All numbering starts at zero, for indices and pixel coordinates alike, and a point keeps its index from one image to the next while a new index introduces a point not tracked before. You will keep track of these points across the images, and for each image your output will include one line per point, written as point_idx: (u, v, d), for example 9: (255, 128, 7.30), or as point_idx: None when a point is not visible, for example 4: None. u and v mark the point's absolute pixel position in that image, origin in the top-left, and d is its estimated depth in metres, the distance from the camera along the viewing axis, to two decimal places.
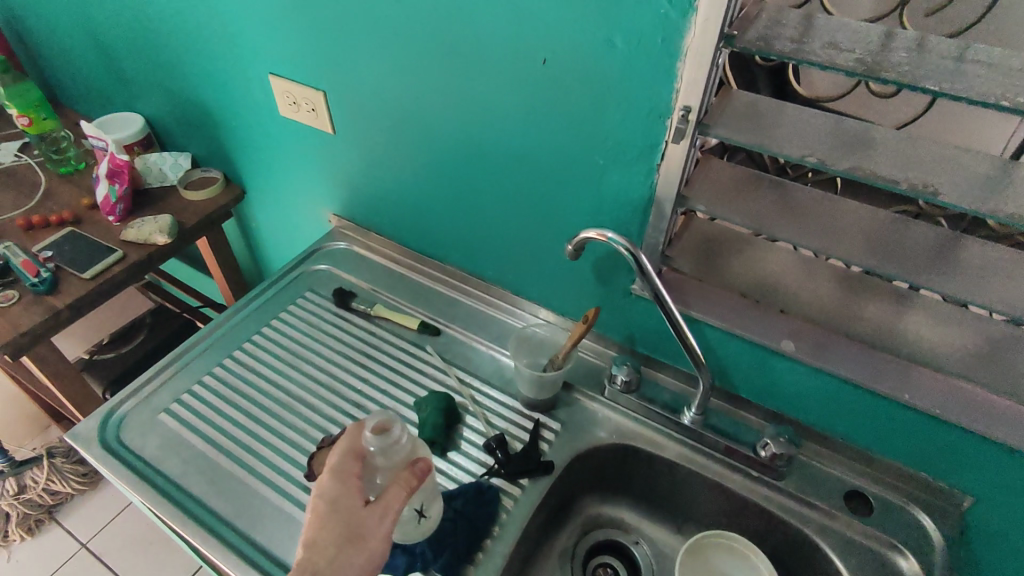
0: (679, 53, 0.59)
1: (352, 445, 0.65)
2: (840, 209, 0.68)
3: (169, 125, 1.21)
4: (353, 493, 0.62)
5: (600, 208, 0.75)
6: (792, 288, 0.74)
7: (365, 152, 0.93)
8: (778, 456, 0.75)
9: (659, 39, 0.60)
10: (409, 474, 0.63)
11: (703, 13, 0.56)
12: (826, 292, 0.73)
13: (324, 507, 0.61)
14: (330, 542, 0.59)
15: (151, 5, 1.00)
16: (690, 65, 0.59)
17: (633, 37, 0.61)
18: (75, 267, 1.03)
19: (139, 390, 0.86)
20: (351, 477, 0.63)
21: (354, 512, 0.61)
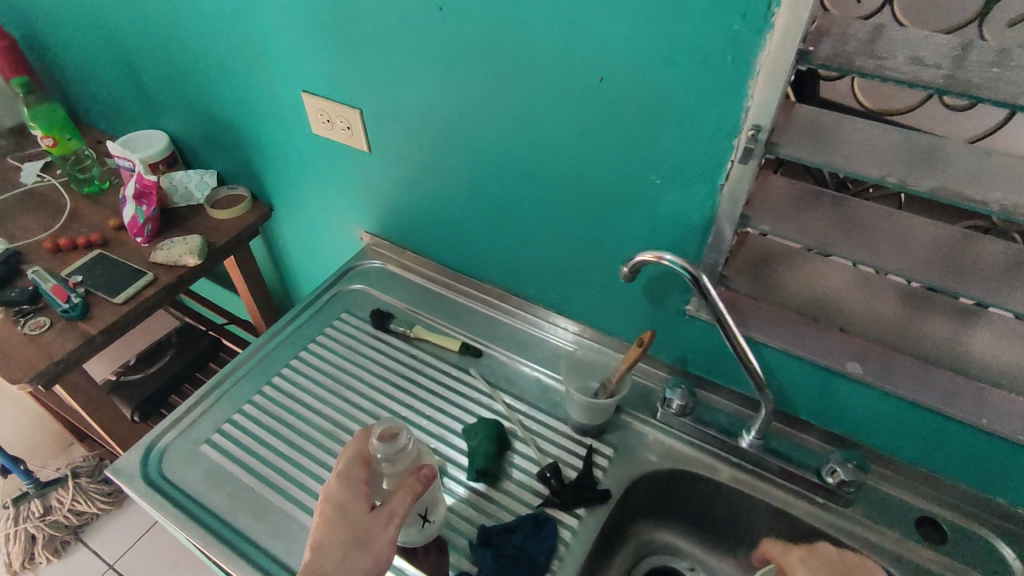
0: (752, 72, 0.55)
1: (358, 452, 0.69)
2: (904, 228, 0.63)
3: (195, 142, 1.19)
4: (359, 498, 0.66)
5: (655, 229, 0.72)
6: (851, 310, 0.71)
7: (402, 169, 0.91)
8: (846, 483, 0.72)
9: (728, 58, 0.55)
10: (412, 479, 0.67)
11: (781, 28, 0.52)
12: (887, 314, 0.70)
13: (332, 510, 0.65)
14: (337, 545, 0.63)
15: (179, 22, 0.97)
16: (763, 83, 0.55)
17: (699, 55, 0.56)
18: (106, 291, 1.01)
19: (179, 420, 0.84)
20: (357, 482, 0.67)
21: (361, 516, 0.64)
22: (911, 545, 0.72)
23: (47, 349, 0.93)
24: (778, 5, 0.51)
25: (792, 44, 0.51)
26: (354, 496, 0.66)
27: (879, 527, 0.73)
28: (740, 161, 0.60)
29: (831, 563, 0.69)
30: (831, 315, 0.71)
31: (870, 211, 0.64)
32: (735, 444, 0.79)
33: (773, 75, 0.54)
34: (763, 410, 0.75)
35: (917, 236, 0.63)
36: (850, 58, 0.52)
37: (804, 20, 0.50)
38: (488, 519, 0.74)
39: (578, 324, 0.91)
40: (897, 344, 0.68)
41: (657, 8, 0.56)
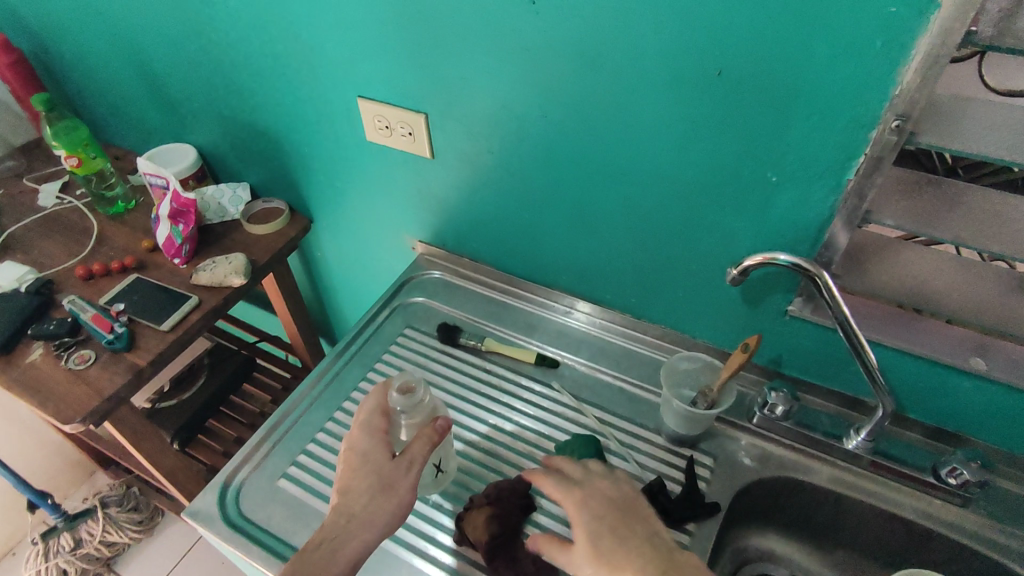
0: (905, 58, 0.53)
1: (377, 404, 0.69)
2: (1019, 210, 0.60)
3: (225, 154, 1.13)
4: (380, 446, 0.66)
5: (764, 227, 0.69)
6: (948, 296, 0.68)
7: (468, 173, 0.86)
8: (971, 482, 0.70)
9: (878, 44, 0.53)
10: (429, 429, 0.66)
11: (945, 10, 0.49)
12: (987, 298, 0.68)
13: (356, 458, 0.65)
14: (362, 490, 0.63)
15: (214, 29, 0.91)
16: (918, 68, 0.52)
17: (841, 43, 0.54)
18: (150, 318, 0.95)
19: (252, 454, 0.79)
20: (378, 430, 0.67)
21: (383, 463, 0.64)
22: None
23: (95, 384, 0.87)
24: None
25: (955, 34, 0.50)
26: (375, 444, 0.66)
27: (1005, 527, 0.70)
28: (875, 153, 0.58)
29: (606, 500, 0.63)
30: (936, 304, 0.67)
31: (978, 195, 0.62)
32: (841, 446, 0.76)
33: (932, 65, 0.52)
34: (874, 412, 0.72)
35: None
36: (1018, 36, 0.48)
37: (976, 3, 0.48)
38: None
39: (658, 328, 0.88)
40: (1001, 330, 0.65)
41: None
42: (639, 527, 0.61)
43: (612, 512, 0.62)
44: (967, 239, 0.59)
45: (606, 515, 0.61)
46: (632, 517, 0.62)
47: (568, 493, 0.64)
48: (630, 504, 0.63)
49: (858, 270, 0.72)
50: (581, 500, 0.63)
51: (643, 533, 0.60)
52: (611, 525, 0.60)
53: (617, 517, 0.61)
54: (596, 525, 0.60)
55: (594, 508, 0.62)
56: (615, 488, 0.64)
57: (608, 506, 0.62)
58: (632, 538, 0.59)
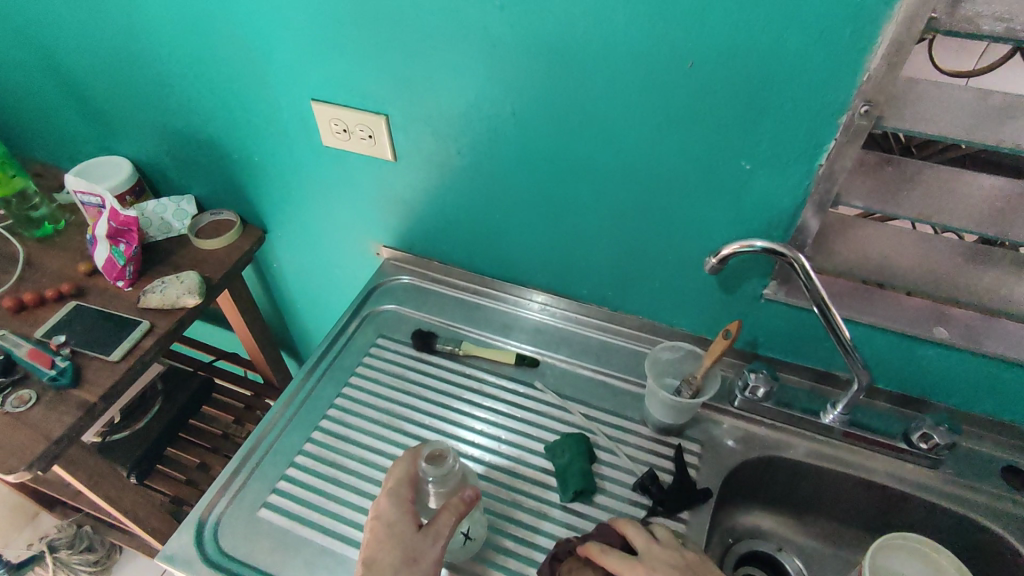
0: (873, 44, 0.54)
1: (405, 471, 0.67)
2: (973, 183, 0.63)
3: (163, 165, 1.05)
4: (406, 517, 0.64)
5: (738, 214, 0.70)
6: (909, 270, 0.71)
7: (434, 175, 0.83)
8: (941, 446, 0.74)
9: (848, 31, 0.54)
10: (456, 499, 0.63)
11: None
12: (944, 268, 0.71)
13: (381, 528, 0.63)
14: (386, 564, 0.60)
15: (145, 33, 0.84)
16: (884, 55, 0.54)
17: (815, 31, 0.54)
18: (97, 350, 0.88)
19: (228, 485, 0.75)
20: (406, 501, 0.65)
21: (409, 535, 0.62)
22: (1006, 496, 0.73)
23: (39, 426, 0.79)
24: None
25: (921, 21, 0.51)
26: (403, 516, 0.64)
27: (972, 484, 0.75)
28: (845, 138, 0.60)
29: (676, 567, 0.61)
30: (900, 279, 0.70)
31: (936, 170, 0.64)
32: (819, 421, 0.79)
33: (898, 50, 0.53)
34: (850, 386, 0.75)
35: (986, 190, 0.63)
36: (976, 22, 0.50)
37: None
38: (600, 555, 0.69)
39: (636, 318, 0.89)
40: (958, 299, 0.70)
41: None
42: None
43: None
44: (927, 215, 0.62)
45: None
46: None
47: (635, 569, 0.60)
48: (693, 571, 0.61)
49: (823, 250, 0.74)
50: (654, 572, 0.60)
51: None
52: None
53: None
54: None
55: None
56: (678, 556, 0.62)
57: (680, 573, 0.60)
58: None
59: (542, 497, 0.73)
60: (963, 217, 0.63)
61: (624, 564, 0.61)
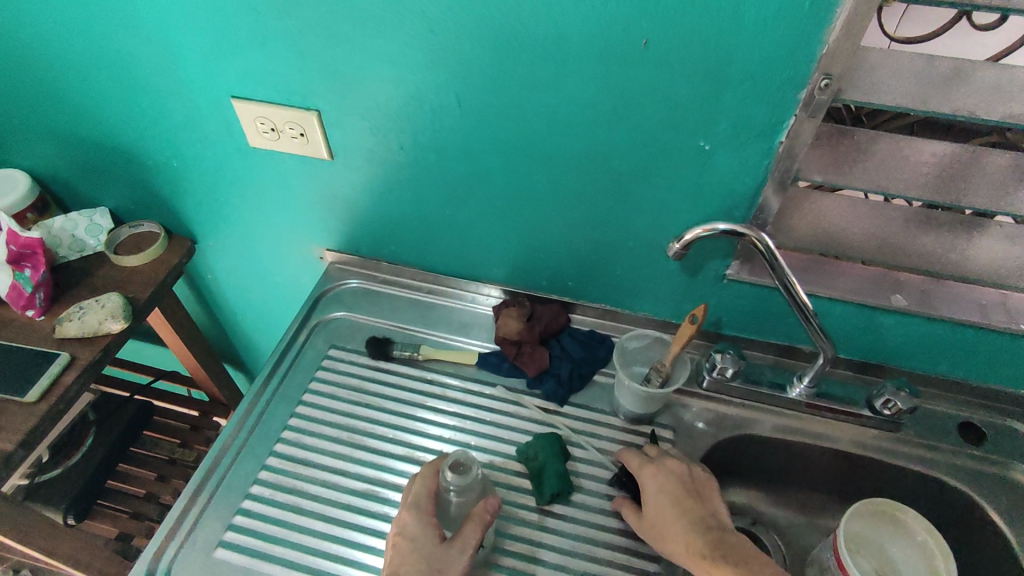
0: (831, 17, 0.52)
1: (425, 485, 0.65)
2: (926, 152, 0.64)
3: (67, 177, 0.94)
4: (430, 530, 0.62)
5: (699, 194, 0.68)
6: (863, 240, 0.71)
7: (376, 170, 0.78)
8: (903, 411, 0.75)
9: (807, 2, 0.51)
10: (481, 509, 0.63)
11: None
12: (898, 237, 0.70)
13: (404, 543, 0.61)
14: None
15: (27, 29, 0.73)
16: (842, 27, 0.52)
17: (772, 5, 0.52)
18: (10, 391, 0.79)
19: (178, 526, 0.69)
20: (428, 513, 0.63)
21: (434, 548, 0.60)
22: (965, 452, 0.76)
23: None
24: None
25: None
26: (427, 529, 0.62)
27: (933, 444, 0.77)
28: (805, 114, 0.58)
29: (680, 482, 0.66)
30: (858, 251, 0.70)
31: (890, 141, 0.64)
32: (786, 395, 0.79)
33: (857, 20, 0.51)
34: (815, 359, 0.75)
35: (940, 157, 0.63)
36: None
37: None
38: (581, 558, 0.67)
39: (597, 306, 0.86)
40: (910, 267, 0.70)
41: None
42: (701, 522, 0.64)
43: (681, 488, 0.66)
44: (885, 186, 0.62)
45: (671, 497, 0.65)
46: (693, 500, 0.65)
47: (641, 467, 0.68)
48: (695, 483, 0.67)
49: (783, 226, 0.73)
50: (653, 479, 0.67)
51: (703, 520, 0.64)
52: (673, 499, 0.65)
53: (683, 499, 0.65)
54: (661, 501, 0.65)
55: (664, 487, 0.66)
56: (686, 468, 0.68)
57: (676, 484, 0.66)
58: (691, 524, 0.63)
59: (518, 502, 0.71)
60: (913, 185, 0.63)
61: (637, 461, 0.69)
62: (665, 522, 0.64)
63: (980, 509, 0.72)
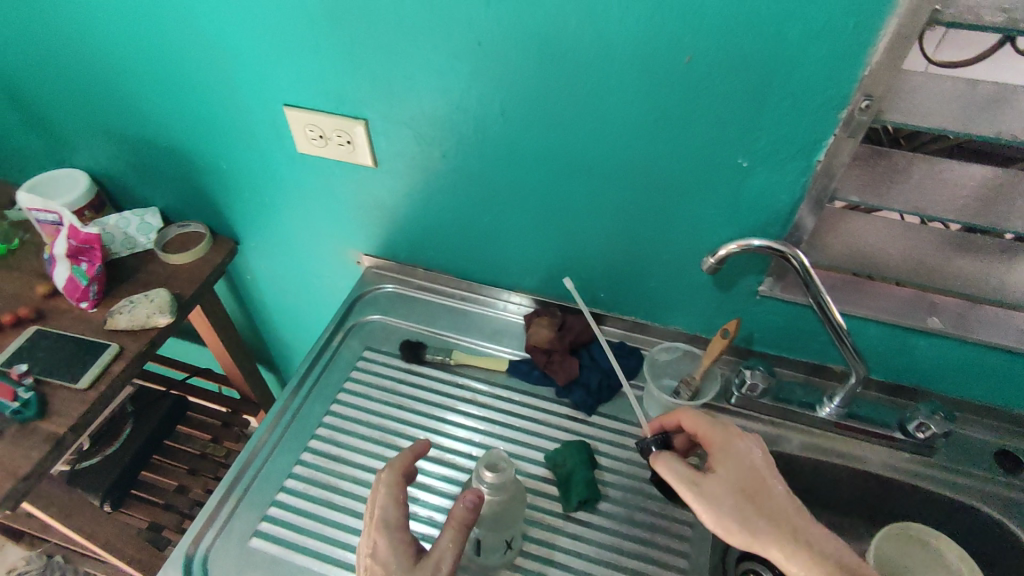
0: (873, 40, 0.53)
1: (388, 498, 0.62)
2: (966, 174, 0.64)
3: (123, 177, 0.99)
4: (402, 550, 0.59)
5: (735, 211, 0.69)
6: (899, 261, 0.70)
7: (417, 178, 0.80)
8: (937, 435, 0.74)
9: (850, 24, 0.53)
10: (457, 513, 0.59)
11: None
12: (935, 259, 0.70)
13: (376, 569, 0.58)
14: None
15: (100, 37, 0.78)
16: (884, 50, 0.53)
17: (814, 27, 0.53)
18: (63, 377, 0.83)
19: (216, 515, 0.71)
20: (396, 530, 0.60)
21: (410, 570, 0.57)
22: (1000, 479, 0.74)
23: (5, 464, 0.74)
24: None
25: (923, 13, 0.50)
26: (393, 548, 0.58)
27: (967, 470, 0.76)
28: (845, 133, 0.59)
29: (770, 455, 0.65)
30: (893, 272, 0.70)
31: (928, 163, 0.64)
32: (815, 414, 0.78)
33: (899, 43, 0.52)
34: (846, 380, 0.74)
35: (979, 180, 0.63)
36: (978, 12, 0.50)
37: None
38: (606, 566, 0.67)
39: (627, 319, 0.87)
40: (951, 291, 0.69)
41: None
42: (771, 514, 0.59)
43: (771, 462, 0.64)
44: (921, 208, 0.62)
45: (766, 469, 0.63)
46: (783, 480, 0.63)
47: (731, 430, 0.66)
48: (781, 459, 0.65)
49: (817, 244, 0.73)
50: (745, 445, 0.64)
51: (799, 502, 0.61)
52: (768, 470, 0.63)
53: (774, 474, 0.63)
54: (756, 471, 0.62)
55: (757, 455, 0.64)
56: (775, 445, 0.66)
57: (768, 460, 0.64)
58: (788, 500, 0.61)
59: (544, 507, 0.72)
60: (950, 208, 0.62)
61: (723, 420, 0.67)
62: (760, 489, 0.61)
63: (1015, 539, 0.71)
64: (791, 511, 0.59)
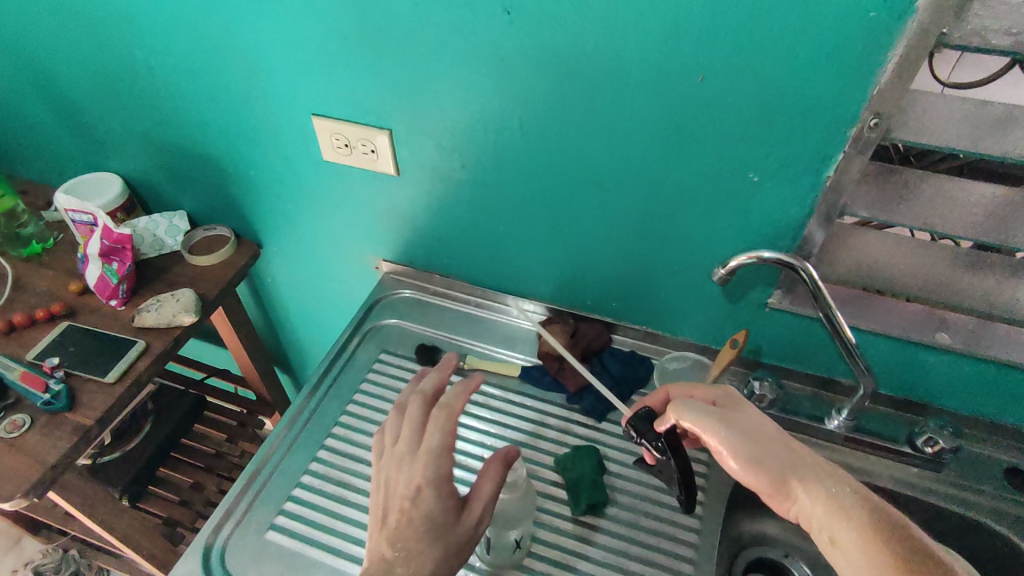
0: (882, 61, 0.55)
1: (438, 446, 0.61)
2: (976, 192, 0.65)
3: (154, 181, 1.03)
4: (446, 502, 0.59)
5: (746, 224, 0.71)
6: (910, 277, 0.71)
7: (437, 186, 0.83)
8: (945, 450, 0.75)
9: (860, 46, 0.54)
10: (496, 463, 0.63)
11: (920, 15, 0.52)
12: (943, 275, 0.71)
13: (419, 519, 0.59)
14: (428, 553, 0.57)
15: (140, 48, 0.82)
16: (893, 71, 0.55)
17: (825, 48, 0.55)
18: (92, 371, 0.86)
19: (234, 507, 0.73)
20: (443, 480, 0.60)
21: (450, 522, 0.59)
22: (1010, 497, 0.75)
23: (35, 453, 0.77)
24: None
25: (930, 36, 0.52)
26: (441, 499, 0.59)
27: (976, 487, 0.76)
28: (854, 150, 0.61)
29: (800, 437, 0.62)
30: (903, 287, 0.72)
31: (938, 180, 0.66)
32: (824, 427, 0.79)
33: (907, 64, 0.54)
34: (854, 393, 0.75)
35: (990, 198, 0.64)
36: (985, 36, 0.51)
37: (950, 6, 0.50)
38: (613, 569, 0.68)
39: (638, 329, 0.89)
40: (956, 305, 0.71)
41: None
42: (791, 464, 0.57)
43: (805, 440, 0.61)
44: None
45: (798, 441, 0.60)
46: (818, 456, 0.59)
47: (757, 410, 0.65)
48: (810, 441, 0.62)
49: (826, 260, 0.75)
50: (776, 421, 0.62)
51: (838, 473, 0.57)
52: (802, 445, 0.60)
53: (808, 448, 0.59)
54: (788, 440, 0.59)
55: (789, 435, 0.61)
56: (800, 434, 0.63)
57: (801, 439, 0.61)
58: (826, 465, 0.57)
59: (553, 510, 0.73)
60: (962, 224, 0.65)
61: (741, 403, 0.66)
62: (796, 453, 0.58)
63: None
64: (811, 463, 0.56)
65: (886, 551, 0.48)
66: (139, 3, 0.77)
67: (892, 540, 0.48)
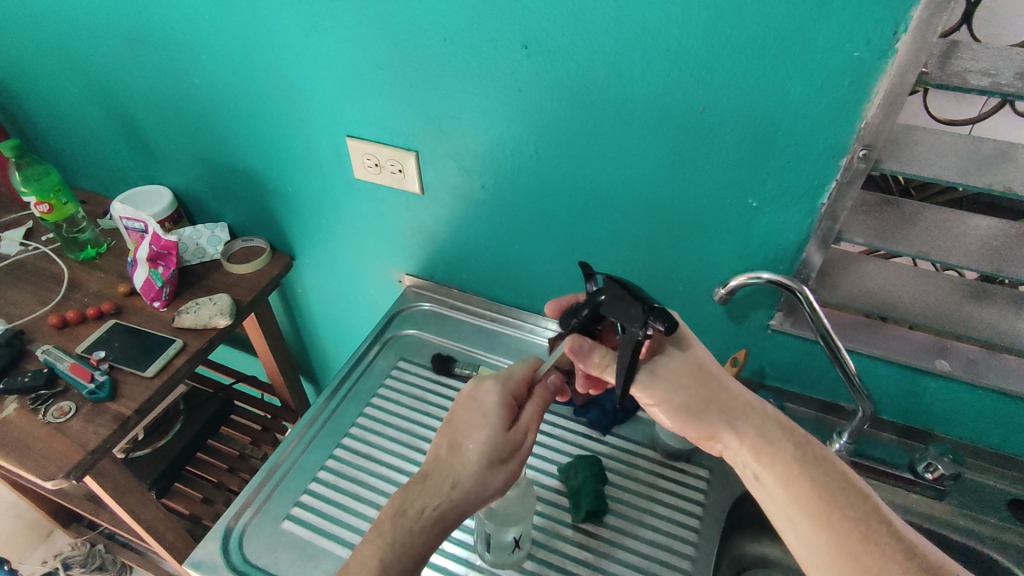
0: (868, 97, 0.59)
1: (516, 366, 0.70)
2: (970, 223, 0.67)
3: (201, 195, 1.12)
4: (504, 410, 0.66)
5: (746, 246, 0.74)
6: (910, 303, 0.73)
7: (458, 205, 0.89)
8: (946, 476, 0.74)
9: (846, 83, 0.59)
10: (545, 389, 0.69)
11: (901, 56, 0.56)
12: (945, 303, 0.72)
13: (477, 418, 0.66)
14: (475, 451, 0.64)
15: (197, 74, 0.91)
16: (879, 107, 0.59)
17: (815, 84, 0.60)
18: (133, 365, 0.93)
19: (254, 496, 0.78)
20: (507, 391, 0.68)
21: (501, 430, 0.65)
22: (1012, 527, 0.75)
23: (77, 436, 0.84)
24: (903, 32, 0.54)
25: (911, 76, 0.56)
26: (501, 403, 0.67)
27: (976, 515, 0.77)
28: (845, 179, 0.64)
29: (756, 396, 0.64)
30: (906, 313, 0.72)
31: (931, 211, 0.68)
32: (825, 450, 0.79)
33: (891, 101, 0.58)
34: (854, 416, 0.75)
35: (982, 229, 0.67)
36: (964, 76, 0.55)
37: (929, 48, 0.54)
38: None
39: None
40: (959, 333, 0.70)
41: (773, 40, 0.58)
42: (725, 408, 0.62)
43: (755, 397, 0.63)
44: (927, 252, 0.65)
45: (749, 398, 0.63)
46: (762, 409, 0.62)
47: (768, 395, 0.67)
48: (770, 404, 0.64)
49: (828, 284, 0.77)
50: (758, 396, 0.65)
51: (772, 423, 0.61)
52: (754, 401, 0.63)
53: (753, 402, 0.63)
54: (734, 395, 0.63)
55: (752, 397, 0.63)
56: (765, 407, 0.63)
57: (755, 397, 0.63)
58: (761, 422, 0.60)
59: (555, 517, 0.76)
60: (964, 255, 0.65)
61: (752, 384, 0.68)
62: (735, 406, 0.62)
63: None
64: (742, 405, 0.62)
65: (802, 483, 0.56)
66: (200, 34, 0.86)
67: (812, 474, 0.56)
